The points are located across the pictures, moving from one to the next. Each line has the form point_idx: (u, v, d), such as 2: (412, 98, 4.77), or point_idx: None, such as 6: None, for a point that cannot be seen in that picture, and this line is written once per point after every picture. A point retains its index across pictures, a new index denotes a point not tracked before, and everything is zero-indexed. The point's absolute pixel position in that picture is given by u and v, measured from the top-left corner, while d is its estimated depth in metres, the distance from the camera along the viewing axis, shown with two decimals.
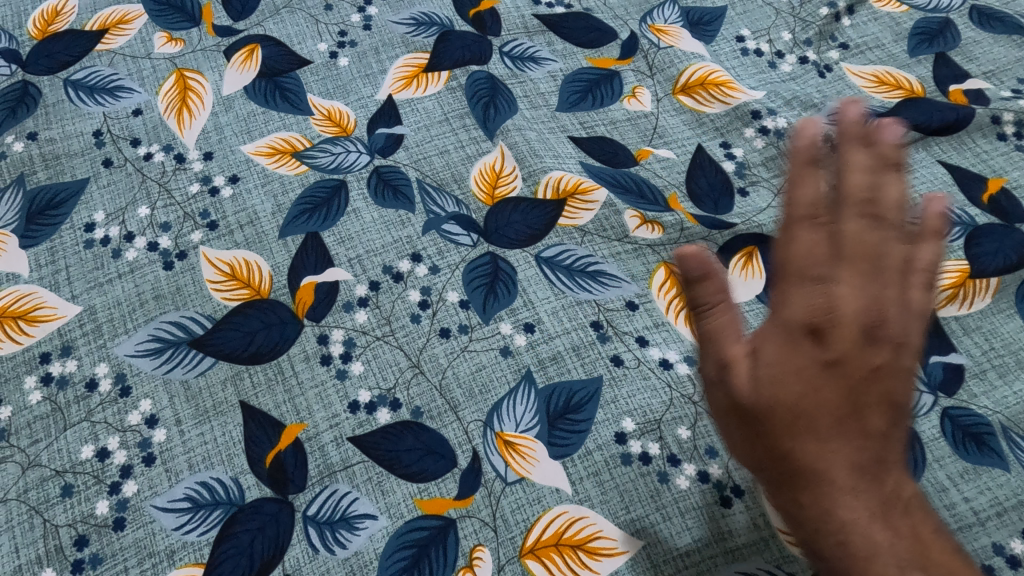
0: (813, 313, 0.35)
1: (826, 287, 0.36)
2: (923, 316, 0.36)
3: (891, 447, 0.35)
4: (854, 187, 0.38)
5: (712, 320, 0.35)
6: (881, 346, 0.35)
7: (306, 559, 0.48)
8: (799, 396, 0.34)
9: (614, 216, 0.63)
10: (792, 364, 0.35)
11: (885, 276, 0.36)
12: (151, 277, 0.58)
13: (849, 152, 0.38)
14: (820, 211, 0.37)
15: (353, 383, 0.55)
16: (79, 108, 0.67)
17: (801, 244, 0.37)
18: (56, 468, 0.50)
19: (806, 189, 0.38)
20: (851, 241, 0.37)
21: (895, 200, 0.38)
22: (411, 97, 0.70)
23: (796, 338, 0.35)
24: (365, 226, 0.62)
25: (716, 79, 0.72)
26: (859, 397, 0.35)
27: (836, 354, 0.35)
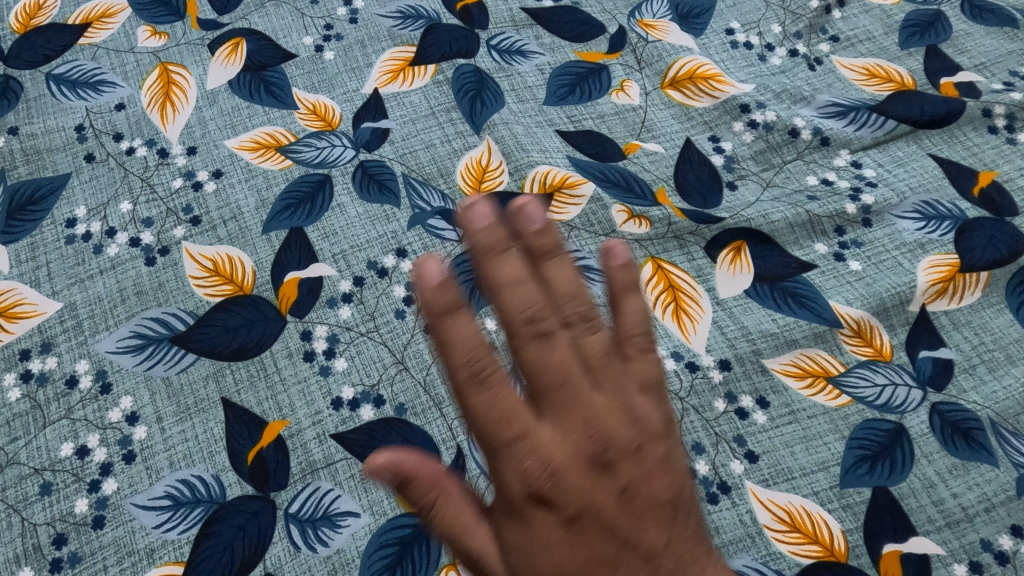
0: (529, 479, 0.32)
1: (534, 444, 0.33)
2: (644, 384, 0.36)
3: (675, 558, 0.33)
4: (512, 309, 0.33)
5: (439, 517, 0.32)
6: (612, 474, 0.34)
7: (288, 557, 0.48)
8: (554, 568, 0.32)
9: (601, 211, 0.62)
10: (538, 538, 0.32)
11: (580, 386, 0.34)
12: (133, 273, 0.58)
13: (494, 271, 0.33)
14: (480, 366, 0.32)
15: (337, 379, 0.54)
16: (62, 102, 0.66)
17: (479, 412, 0.32)
18: (35, 466, 0.50)
19: (462, 341, 0.32)
20: (546, 372, 0.34)
21: (567, 291, 0.35)
22: (397, 91, 0.69)
23: (529, 512, 0.33)
24: (350, 221, 0.61)
25: (705, 72, 0.72)
26: (619, 531, 0.33)
27: (572, 508, 0.33)
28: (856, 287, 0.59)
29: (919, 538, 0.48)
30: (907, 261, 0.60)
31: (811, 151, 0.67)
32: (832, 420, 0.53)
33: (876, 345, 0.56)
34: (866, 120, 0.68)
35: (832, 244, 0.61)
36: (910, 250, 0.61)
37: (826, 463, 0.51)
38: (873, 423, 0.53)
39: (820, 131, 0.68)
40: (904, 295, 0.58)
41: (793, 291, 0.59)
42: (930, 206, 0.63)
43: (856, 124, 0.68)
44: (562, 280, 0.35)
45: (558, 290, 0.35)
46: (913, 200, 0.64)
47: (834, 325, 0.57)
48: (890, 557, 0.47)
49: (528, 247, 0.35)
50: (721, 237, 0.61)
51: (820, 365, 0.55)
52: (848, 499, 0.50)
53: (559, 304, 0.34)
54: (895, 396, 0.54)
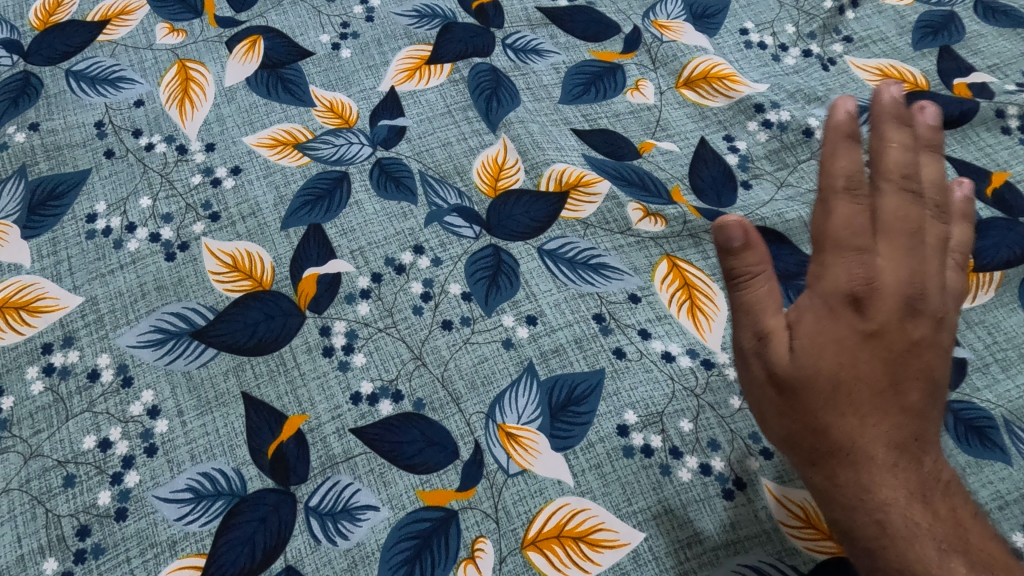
0: (852, 283, 0.36)
1: (866, 259, 0.36)
2: (951, 291, 0.39)
3: (925, 421, 0.37)
4: (890, 162, 0.37)
5: (747, 294, 0.38)
6: (916, 322, 0.37)
7: (308, 550, 0.48)
8: (837, 364, 0.36)
9: (616, 209, 0.63)
10: (830, 338, 0.36)
11: (921, 250, 0.37)
12: (153, 268, 0.58)
13: (886, 132, 0.38)
14: (858, 181, 0.37)
15: (355, 374, 0.55)
16: (82, 98, 0.67)
17: (840, 215, 0.37)
18: (58, 458, 0.50)
19: (847, 160, 0.37)
20: (890, 215, 0.37)
21: (930, 181, 0.39)
22: (414, 89, 0.70)
23: (835, 309, 0.36)
24: (367, 217, 0.62)
25: (720, 72, 0.72)
26: (898, 370, 0.36)
27: (875, 325, 0.36)
28: None
29: None
30: None
31: None
32: None
33: None
34: None
35: None
36: None
37: None
38: None
39: None
40: None
41: None
42: None
43: None
44: (930, 171, 0.39)
45: (904, 169, 0.39)
46: None
47: None
48: None
49: (922, 137, 0.40)
50: None
51: None
52: None
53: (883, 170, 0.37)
54: None
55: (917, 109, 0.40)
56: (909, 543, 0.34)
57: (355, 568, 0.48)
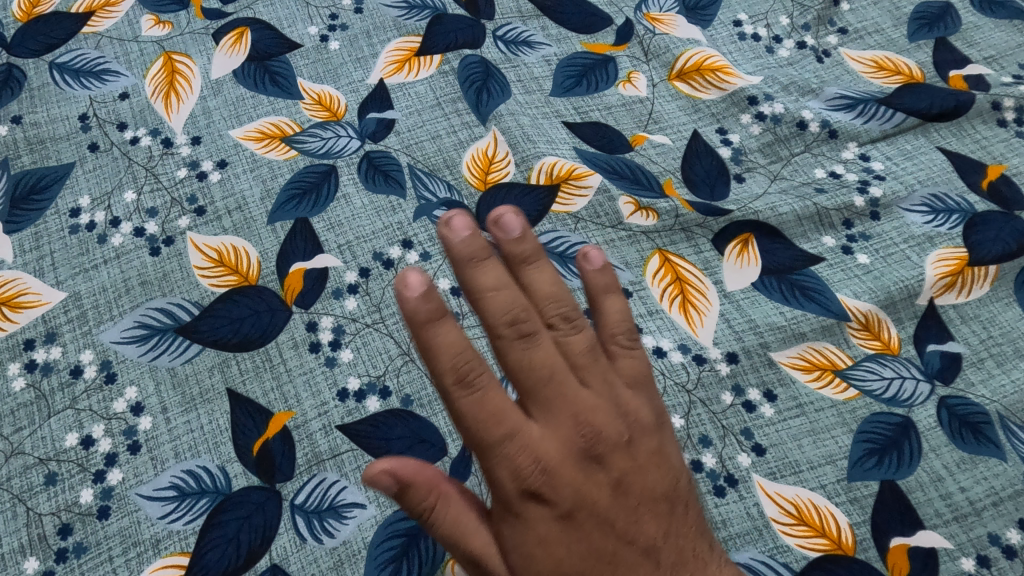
0: (519, 481, 0.32)
1: (522, 439, 0.32)
2: (635, 381, 0.36)
3: (673, 548, 0.34)
4: (495, 306, 0.33)
5: (439, 522, 0.32)
6: (605, 468, 0.34)
7: (294, 549, 0.47)
8: (554, 565, 0.32)
9: (607, 203, 0.62)
10: (529, 540, 0.32)
11: (570, 387, 0.34)
12: (138, 263, 0.58)
13: (474, 274, 0.32)
14: (465, 369, 0.32)
15: (342, 370, 0.54)
16: (66, 91, 0.66)
17: (469, 410, 0.32)
18: (39, 456, 0.50)
19: (448, 343, 0.32)
20: (532, 367, 0.33)
21: (547, 290, 0.35)
22: (403, 81, 0.69)
23: (523, 511, 0.32)
24: (355, 212, 0.61)
25: (713, 64, 0.71)
26: (615, 525, 0.33)
27: (566, 505, 0.33)
28: (864, 280, 0.59)
29: (927, 532, 0.48)
30: (915, 254, 0.60)
31: (819, 144, 0.67)
32: (840, 413, 0.53)
33: (884, 339, 0.56)
34: (875, 112, 0.68)
35: (840, 237, 0.61)
36: (918, 243, 0.61)
37: (833, 456, 0.51)
38: (881, 417, 0.53)
39: (828, 124, 0.67)
40: (913, 288, 0.58)
41: (800, 284, 0.58)
42: (938, 200, 0.63)
43: (864, 117, 0.68)
44: (542, 283, 0.35)
45: (540, 292, 0.35)
46: (921, 193, 0.63)
47: (842, 318, 0.57)
48: (897, 551, 0.47)
49: (510, 252, 0.35)
50: (729, 229, 0.61)
51: (828, 358, 0.55)
52: (856, 492, 0.50)
53: (489, 317, 0.33)
54: (903, 390, 0.54)
55: (503, 212, 0.34)
56: None
57: (341, 566, 0.47)
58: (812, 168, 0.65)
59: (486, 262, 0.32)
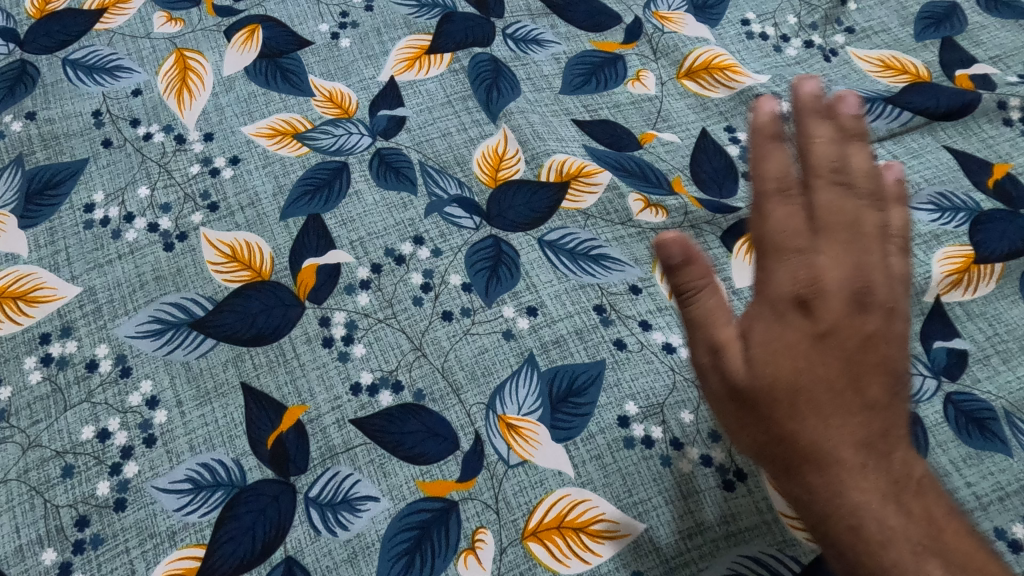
0: (796, 285, 0.36)
1: (807, 258, 0.37)
2: (901, 279, 0.38)
3: (893, 416, 0.35)
4: (821, 158, 0.39)
5: (701, 305, 0.36)
6: (865, 316, 0.37)
7: (308, 541, 0.48)
8: (793, 370, 0.35)
9: (617, 200, 0.63)
10: (780, 339, 0.35)
11: (866, 247, 0.38)
12: (152, 258, 0.58)
13: (811, 127, 0.40)
14: (788, 182, 0.39)
15: (355, 365, 0.55)
16: (79, 87, 0.66)
17: (777, 218, 0.38)
18: (57, 449, 0.50)
19: (774, 162, 0.39)
20: (823, 209, 0.38)
21: (862, 171, 0.39)
22: (413, 79, 0.69)
23: (783, 312, 0.36)
24: (367, 208, 0.61)
25: (721, 63, 0.72)
26: (857, 367, 0.36)
27: (825, 325, 0.36)
28: None
29: None
30: (922, 252, 0.61)
31: None
32: None
33: None
34: (881, 111, 0.68)
35: None
36: (925, 241, 0.61)
37: None
38: None
39: None
40: (919, 286, 0.59)
41: None
42: (944, 198, 0.63)
43: (871, 116, 0.68)
44: (860, 160, 0.40)
45: (857, 170, 0.40)
46: (927, 191, 0.64)
47: None
48: None
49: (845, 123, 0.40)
50: (738, 226, 0.61)
51: None
52: None
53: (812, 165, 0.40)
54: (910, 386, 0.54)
55: (843, 99, 0.40)
56: (880, 547, 0.32)
57: (355, 559, 0.47)
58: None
59: (823, 120, 0.40)
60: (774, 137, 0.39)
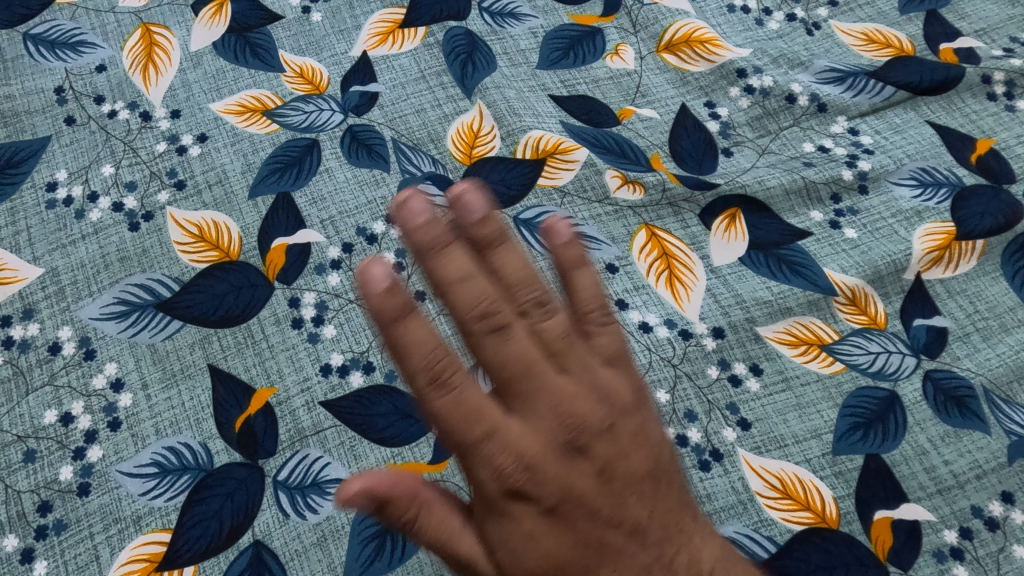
0: (504, 476, 0.31)
1: (503, 437, 0.31)
2: (611, 359, 0.35)
3: (669, 528, 0.33)
4: (465, 305, 0.33)
5: (423, 529, 0.31)
6: (589, 456, 0.33)
7: (277, 524, 0.47)
8: (542, 558, 0.31)
9: (594, 176, 0.61)
10: (516, 532, 0.31)
11: (542, 366, 0.33)
12: (117, 239, 0.57)
13: (438, 266, 0.32)
14: (439, 368, 0.31)
15: (325, 346, 0.54)
16: (40, 63, 0.65)
17: (445, 413, 0.31)
18: (17, 434, 0.49)
19: (420, 347, 0.31)
20: (507, 360, 0.33)
21: (585, 291, 0.35)
22: (387, 53, 0.67)
23: (507, 506, 0.31)
24: (338, 186, 0.60)
25: (701, 36, 0.70)
26: (602, 514, 0.32)
27: (552, 497, 0.32)
28: (852, 254, 0.58)
29: (910, 505, 0.48)
30: (904, 228, 0.60)
31: (808, 117, 0.66)
32: (825, 387, 0.53)
33: (871, 313, 0.56)
34: (864, 86, 0.67)
35: (828, 211, 0.61)
36: (906, 218, 0.60)
37: (818, 430, 0.51)
38: (866, 391, 0.52)
39: (818, 98, 0.67)
40: (900, 263, 0.58)
41: (787, 259, 0.58)
42: (927, 173, 0.62)
43: (853, 90, 0.67)
44: (512, 266, 0.34)
45: (512, 279, 0.34)
46: (910, 166, 0.63)
47: (829, 293, 0.57)
48: (880, 523, 0.47)
49: (471, 232, 0.34)
50: (716, 205, 0.60)
51: (814, 333, 0.55)
52: (841, 466, 0.49)
53: (512, 293, 0.34)
54: (889, 364, 0.54)
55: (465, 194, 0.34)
56: None
57: (324, 542, 0.47)
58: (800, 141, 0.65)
59: (448, 250, 0.32)
60: (443, 245, 0.32)
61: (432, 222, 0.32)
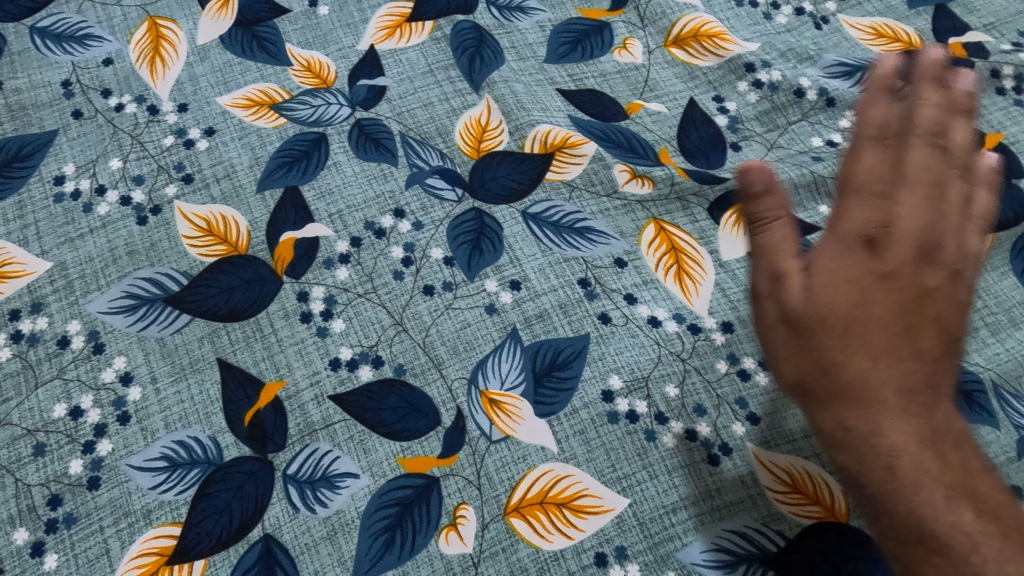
0: (868, 225, 0.39)
1: (887, 205, 0.40)
2: (973, 254, 0.40)
3: (937, 371, 0.36)
4: (872, 120, 0.43)
5: (767, 236, 0.39)
6: (934, 268, 0.39)
7: (286, 518, 0.47)
8: (847, 304, 0.37)
9: (603, 171, 0.61)
10: (842, 269, 0.38)
11: (937, 199, 0.40)
12: (125, 232, 0.56)
13: (922, 90, 0.44)
14: (888, 133, 0.43)
15: (334, 340, 0.53)
16: (47, 56, 0.64)
17: (866, 163, 0.42)
18: (28, 427, 0.49)
19: (877, 112, 0.43)
20: (913, 166, 0.41)
21: (960, 143, 0.42)
22: (394, 47, 0.67)
23: (853, 247, 0.39)
24: (346, 180, 0.60)
25: (710, 30, 0.70)
26: (905, 321, 0.37)
27: (890, 267, 0.38)
28: None
29: None
30: None
31: (816, 112, 0.66)
32: None
33: None
34: None
35: None
36: None
37: None
38: None
39: (826, 92, 0.67)
40: None
41: None
42: None
43: (862, 85, 0.67)
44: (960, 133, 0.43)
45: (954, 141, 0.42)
46: None
47: None
48: None
49: (928, 73, 0.44)
50: (725, 199, 0.60)
51: None
52: None
53: (910, 131, 0.42)
54: None
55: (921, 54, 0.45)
56: (915, 488, 0.33)
57: (334, 536, 0.47)
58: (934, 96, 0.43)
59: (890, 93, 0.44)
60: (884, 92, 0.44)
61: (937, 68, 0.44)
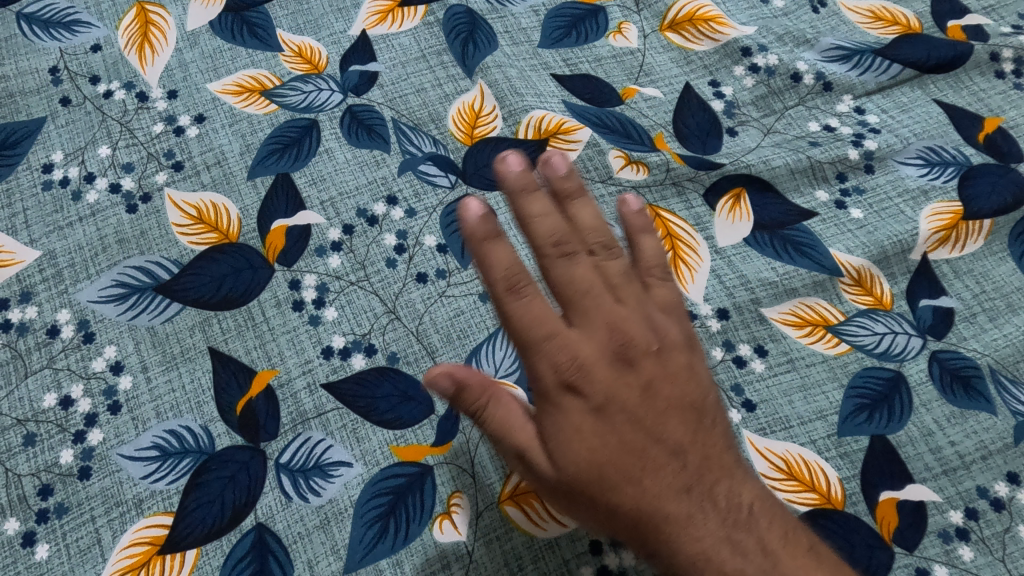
0: (559, 371, 0.36)
1: (563, 342, 0.37)
2: (665, 309, 0.40)
3: (700, 451, 0.36)
4: (543, 231, 0.38)
5: (491, 418, 0.37)
6: (636, 370, 0.37)
7: (279, 507, 0.47)
8: (589, 450, 0.35)
9: (597, 157, 0.60)
10: (566, 426, 0.36)
11: (604, 302, 0.38)
12: (114, 220, 0.56)
13: (525, 204, 0.38)
14: (516, 278, 0.37)
15: (326, 328, 0.53)
16: (34, 42, 0.64)
17: (520, 315, 0.37)
18: (17, 417, 0.49)
19: (499, 260, 0.37)
20: (570, 284, 0.38)
21: (589, 224, 0.39)
22: (386, 32, 0.66)
23: (559, 400, 0.36)
24: (338, 167, 0.59)
25: (705, 14, 0.69)
26: (646, 422, 0.36)
27: (598, 398, 0.36)
28: (857, 235, 0.58)
29: (915, 485, 0.48)
30: (910, 208, 0.59)
31: (813, 96, 0.65)
32: (831, 368, 0.52)
33: (876, 294, 0.55)
34: (871, 64, 0.66)
35: (833, 191, 0.60)
36: (913, 197, 0.59)
37: (824, 411, 0.50)
38: (872, 371, 0.52)
39: (823, 76, 0.66)
40: (906, 243, 0.57)
41: (793, 239, 0.58)
42: (933, 152, 0.62)
43: (859, 69, 0.66)
44: (584, 215, 0.40)
45: (584, 224, 0.39)
46: (916, 146, 0.62)
47: (834, 273, 0.56)
48: (885, 504, 0.47)
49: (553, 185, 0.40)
50: (721, 184, 0.60)
51: (819, 314, 0.55)
52: (846, 447, 0.49)
53: (584, 235, 0.39)
54: (895, 344, 0.53)
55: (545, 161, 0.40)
56: None
57: (327, 525, 0.46)
58: (587, 206, 0.40)
59: (535, 192, 0.38)
60: (532, 187, 0.38)
61: (525, 176, 0.38)
